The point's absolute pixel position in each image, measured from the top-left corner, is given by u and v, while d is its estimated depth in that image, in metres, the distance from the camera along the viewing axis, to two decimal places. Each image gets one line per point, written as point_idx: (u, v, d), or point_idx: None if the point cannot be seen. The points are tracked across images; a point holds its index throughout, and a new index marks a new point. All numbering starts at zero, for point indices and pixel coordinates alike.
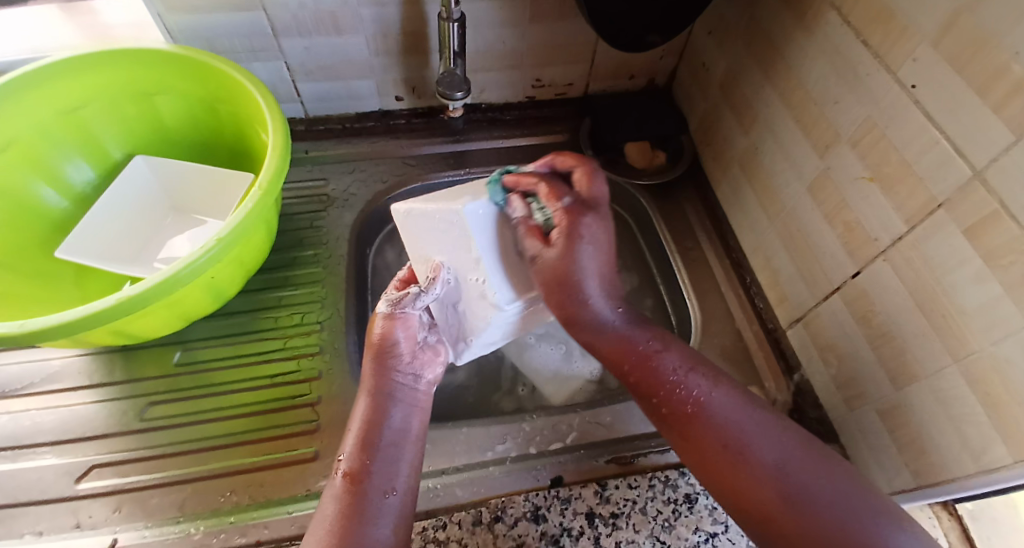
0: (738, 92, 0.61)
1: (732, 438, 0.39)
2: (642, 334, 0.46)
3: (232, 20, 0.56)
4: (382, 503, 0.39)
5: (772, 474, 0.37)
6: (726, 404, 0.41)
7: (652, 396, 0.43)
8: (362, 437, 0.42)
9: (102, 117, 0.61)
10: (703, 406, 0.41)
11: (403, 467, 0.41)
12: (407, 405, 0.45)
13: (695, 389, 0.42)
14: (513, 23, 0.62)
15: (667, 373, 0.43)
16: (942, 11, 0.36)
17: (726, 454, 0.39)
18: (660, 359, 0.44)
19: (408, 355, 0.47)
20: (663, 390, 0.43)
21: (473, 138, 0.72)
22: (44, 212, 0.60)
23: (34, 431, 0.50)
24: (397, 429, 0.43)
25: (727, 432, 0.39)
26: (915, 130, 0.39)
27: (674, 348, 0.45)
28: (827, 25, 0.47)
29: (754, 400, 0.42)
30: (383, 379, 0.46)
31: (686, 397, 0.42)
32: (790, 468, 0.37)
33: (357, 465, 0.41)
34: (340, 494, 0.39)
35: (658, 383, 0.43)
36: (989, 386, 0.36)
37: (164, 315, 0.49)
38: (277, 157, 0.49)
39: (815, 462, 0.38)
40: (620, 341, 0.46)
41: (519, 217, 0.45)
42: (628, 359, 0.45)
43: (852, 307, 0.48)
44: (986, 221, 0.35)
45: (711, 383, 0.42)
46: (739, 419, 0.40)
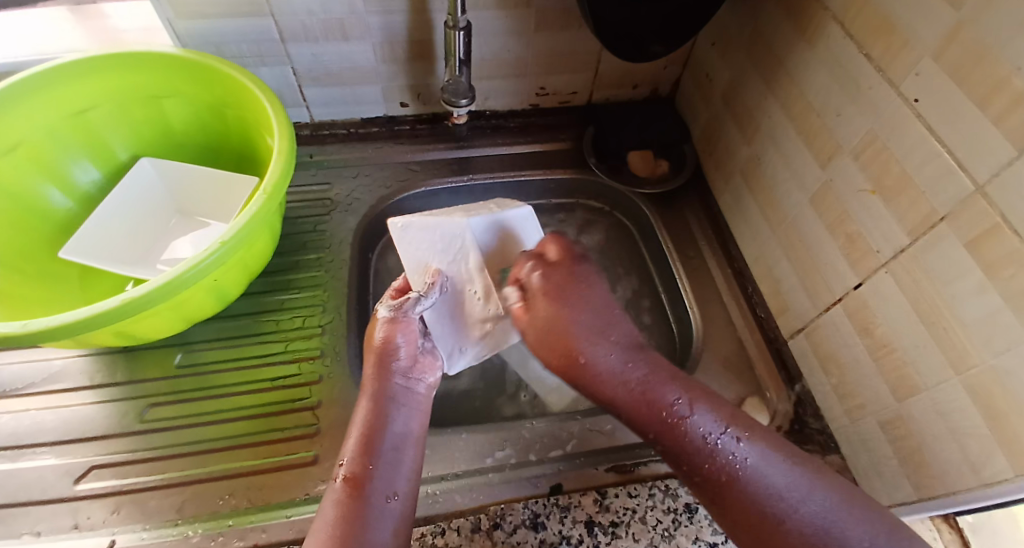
0: (741, 103, 0.61)
1: (775, 504, 0.35)
2: (663, 388, 0.41)
3: (241, 26, 0.57)
4: (383, 508, 0.39)
5: (815, 535, 0.34)
6: (764, 462, 0.37)
7: (679, 463, 0.39)
8: (364, 441, 0.41)
9: (109, 119, 0.61)
10: (736, 471, 0.37)
11: (403, 471, 0.41)
12: (409, 409, 0.44)
13: (730, 455, 0.38)
14: (518, 32, 0.63)
15: (699, 440, 0.39)
16: (944, 26, 0.37)
17: (766, 521, 0.35)
18: (678, 416, 0.40)
19: (407, 366, 0.46)
20: (691, 458, 0.38)
21: (477, 144, 0.72)
22: (50, 213, 0.60)
23: (35, 431, 0.50)
24: (398, 432, 0.42)
25: (765, 497, 0.35)
26: (917, 143, 0.40)
27: (699, 397, 0.41)
28: (829, 38, 0.47)
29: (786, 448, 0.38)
30: (384, 383, 0.44)
31: (721, 462, 0.37)
32: (833, 524, 0.34)
33: (358, 469, 0.40)
34: (340, 499, 0.38)
35: (683, 448, 0.39)
36: (990, 400, 0.36)
37: (167, 317, 0.49)
38: (282, 161, 0.50)
39: (842, 489, 0.36)
40: (636, 396, 0.42)
41: (512, 297, 0.47)
42: (650, 424, 0.41)
43: (854, 318, 0.48)
44: (987, 234, 0.35)
45: (742, 442, 0.38)
46: (778, 481, 0.36)
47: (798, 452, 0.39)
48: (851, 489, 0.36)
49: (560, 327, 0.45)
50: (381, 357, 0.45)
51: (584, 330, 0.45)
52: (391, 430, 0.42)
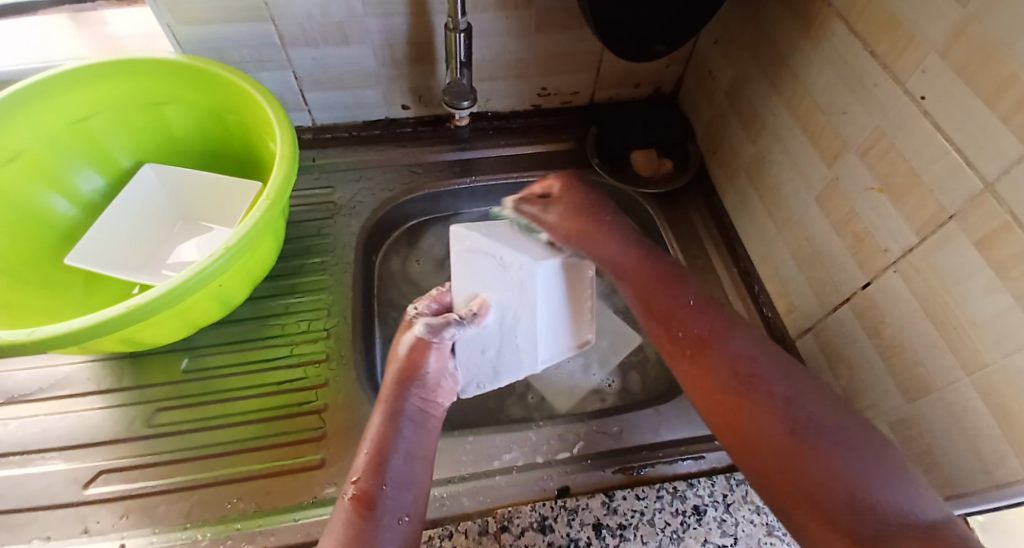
0: (744, 101, 0.61)
1: (745, 381, 0.41)
2: (646, 274, 0.50)
3: (240, 31, 0.57)
4: (391, 528, 0.38)
5: (782, 408, 0.39)
6: (742, 347, 0.43)
7: (668, 328, 0.46)
8: (376, 460, 0.40)
9: (112, 126, 0.61)
10: (714, 336, 0.44)
11: (412, 492, 0.40)
12: (420, 427, 0.44)
13: (705, 329, 0.45)
14: (519, 33, 0.63)
15: (692, 321, 0.45)
16: (949, 22, 0.36)
17: (737, 380, 0.41)
18: (680, 285, 0.49)
19: (424, 387, 0.46)
20: (670, 317, 0.47)
21: (480, 145, 0.72)
22: (54, 220, 0.60)
23: (43, 437, 0.50)
24: (409, 451, 0.42)
25: (745, 366, 0.42)
26: (925, 141, 0.39)
27: (679, 285, 0.48)
28: (833, 35, 0.47)
29: (773, 350, 0.43)
30: (399, 401, 0.44)
31: (700, 326, 0.45)
32: (800, 403, 0.39)
33: (369, 489, 0.39)
34: (349, 516, 0.37)
35: (676, 326, 0.46)
36: (1001, 399, 0.36)
37: (172, 323, 0.49)
38: (284, 167, 0.50)
39: (828, 411, 0.39)
40: (637, 261, 0.51)
41: (530, 211, 0.55)
42: (635, 295, 0.50)
43: (861, 317, 0.47)
44: (996, 232, 0.35)
45: (731, 330, 0.44)
46: (748, 355, 0.43)
47: (781, 352, 0.44)
48: (808, 380, 0.41)
49: (587, 225, 0.53)
50: (402, 375, 0.45)
51: (621, 231, 0.54)
52: (402, 447, 0.42)
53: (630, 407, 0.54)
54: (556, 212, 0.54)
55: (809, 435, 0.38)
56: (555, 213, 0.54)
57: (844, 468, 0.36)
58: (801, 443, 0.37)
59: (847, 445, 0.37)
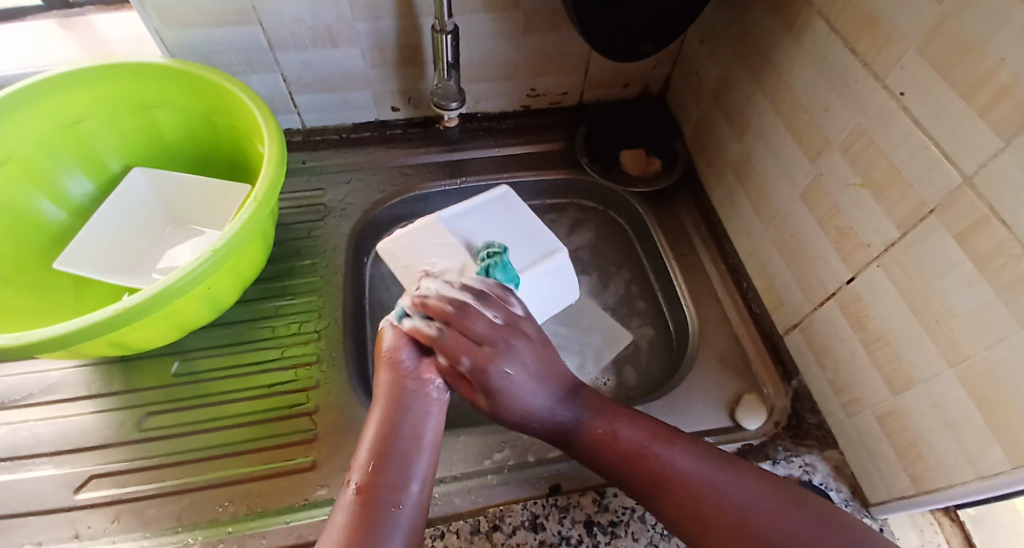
0: (730, 100, 0.62)
1: (713, 501, 0.38)
2: (599, 408, 0.44)
3: (228, 34, 0.57)
4: (396, 519, 0.37)
5: (749, 525, 0.37)
6: (692, 463, 0.40)
7: (619, 471, 0.42)
8: (376, 448, 0.40)
9: (100, 130, 0.61)
10: (668, 471, 0.40)
11: (415, 480, 0.40)
12: (421, 411, 0.43)
13: (658, 455, 0.41)
14: (507, 34, 0.63)
15: (630, 444, 0.42)
16: (926, 19, 0.37)
17: (702, 511, 0.38)
18: (618, 434, 0.42)
19: (416, 371, 0.44)
20: (629, 463, 0.41)
21: (470, 146, 0.72)
22: (42, 225, 0.60)
23: (34, 442, 0.50)
24: (410, 438, 0.41)
25: (699, 493, 0.39)
26: (905, 136, 0.40)
27: (623, 415, 0.44)
28: (815, 33, 0.48)
29: (715, 452, 0.42)
30: (396, 388, 0.44)
31: (649, 463, 0.41)
32: (764, 515, 0.37)
33: (368, 477, 0.39)
34: (351, 510, 0.37)
35: (619, 454, 0.42)
36: (983, 390, 0.36)
37: (161, 326, 0.49)
38: (272, 168, 0.50)
39: (778, 499, 0.38)
40: (574, 423, 0.44)
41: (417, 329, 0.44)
42: (584, 438, 0.43)
43: (847, 311, 0.48)
44: (976, 225, 0.35)
45: (669, 446, 0.41)
46: (704, 473, 0.40)
47: (725, 452, 0.42)
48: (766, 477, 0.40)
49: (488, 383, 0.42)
50: (392, 362, 0.45)
51: (522, 387, 0.43)
52: (402, 436, 0.41)
53: None
54: (462, 364, 0.42)
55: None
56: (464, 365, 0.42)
57: None
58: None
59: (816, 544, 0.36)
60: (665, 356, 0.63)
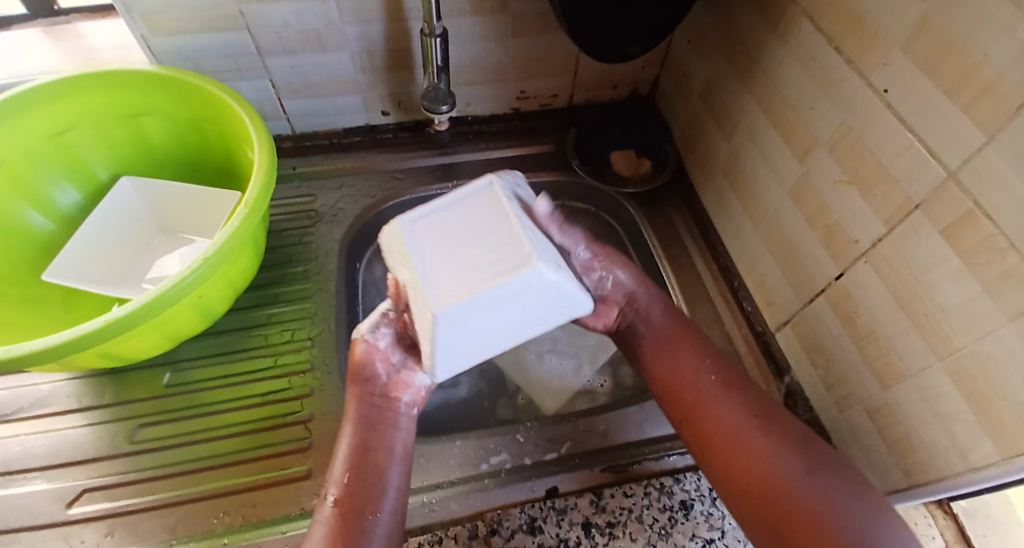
0: (719, 99, 0.62)
1: (736, 439, 0.43)
2: (672, 330, 0.50)
3: (215, 40, 0.56)
4: (378, 528, 0.39)
5: (770, 459, 0.41)
6: (737, 402, 0.45)
7: (670, 382, 0.48)
8: (348, 466, 0.41)
9: (87, 139, 0.60)
10: (713, 397, 0.46)
11: (391, 490, 0.41)
12: (389, 425, 0.44)
13: (708, 388, 0.46)
14: (496, 37, 0.63)
15: (683, 373, 0.48)
16: (910, 17, 0.37)
17: (731, 436, 0.43)
18: (678, 355, 0.49)
19: (386, 389, 0.45)
20: (681, 381, 0.47)
21: (460, 150, 0.72)
22: (30, 236, 0.59)
23: (25, 456, 0.49)
24: (381, 453, 0.42)
25: (733, 425, 0.44)
26: (891, 134, 0.40)
27: (692, 344, 0.49)
28: (801, 33, 0.48)
29: (763, 403, 0.45)
30: (364, 405, 0.44)
31: (698, 387, 0.47)
32: (788, 457, 0.41)
33: (345, 494, 0.40)
34: (330, 525, 0.38)
35: (670, 376, 0.48)
36: (973, 383, 0.37)
37: (153, 336, 0.49)
38: (262, 174, 0.50)
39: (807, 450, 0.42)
40: (653, 330, 0.51)
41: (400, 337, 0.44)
42: (654, 352, 0.50)
43: (837, 308, 0.48)
44: (962, 221, 0.36)
45: (722, 383, 0.46)
46: (738, 420, 0.44)
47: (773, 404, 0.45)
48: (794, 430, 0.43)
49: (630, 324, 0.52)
50: (360, 376, 0.45)
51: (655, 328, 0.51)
52: (375, 449, 0.42)
53: (617, 406, 0.55)
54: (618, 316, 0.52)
55: (786, 493, 0.40)
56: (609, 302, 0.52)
57: (818, 508, 0.38)
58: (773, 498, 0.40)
59: (818, 495, 0.39)
60: None
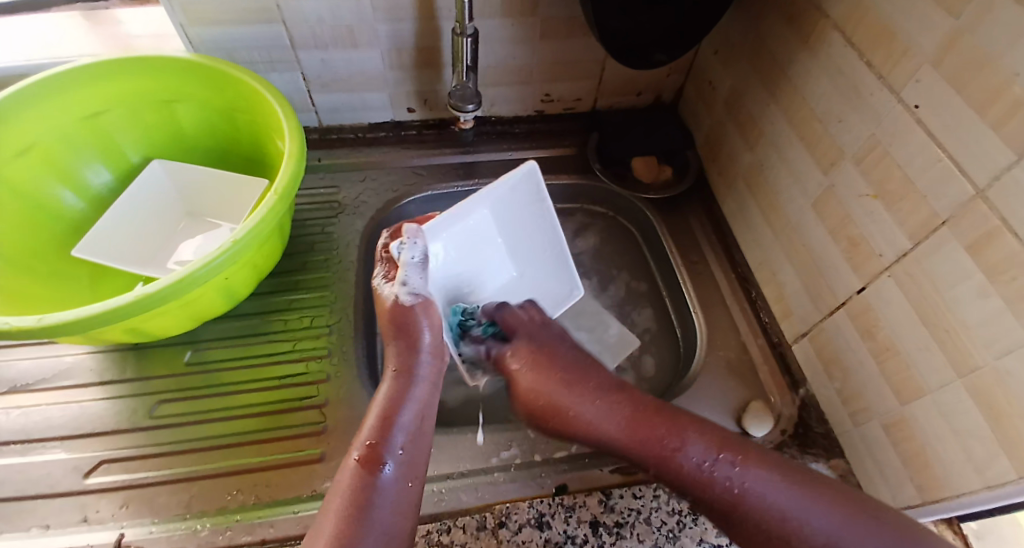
0: (744, 109, 0.62)
1: (784, 522, 0.37)
2: (650, 430, 0.43)
3: (252, 31, 0.58)
4: (395, 489, 0.39)
5: (832, 546, 0.35)
6: (764, 487, 0.38)
7: (692, 492, 0.40)
8: (382, 419, 0.43)
9: (121, 123, 0.62)
10: (747, 491, 0.38)
11: (416, 454, 0.42)
12: (427, 384, 0.47)
13: (728, 479, 0.39)
14: (524, 40, 0.64)
15: (694, 465, 0.40)
16: (941, 33, 0.38)
17: (782, 527, 0.37)
18: (680, 453, 0.41)
19: (433, 349, 0.49)
20: (702, 489, 0.40)
21: (483, 149, 0.73)
22: (61, 213, 0.61)
23: (45, 426, 0.50)
24: (413, 409, 0.44)
25: (776, 518, 0.37)
26: (918, 148, 0.40)
27: (684, 427, 0.43)
28: (830, 45, 0.48)
29: (791, 471, 0.39)
30: (409, 358, 0.48)
31: (722, 487, 0.39)
32: (845, 537, 0.35)
33: (374, 450, 0.40)
34: (356, 472, 0.39)
35: (687, 474, 0.40)
36: (992, 400, 0.37)
37: (178, 315, 0.50)
38: (293, 162, 0.51)
39: (857, 511, 0.36)
40: (632, 425, 0.44)
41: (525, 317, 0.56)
42: (648, 456, 0.43)
43: (856, 321, 0.48)
44: (987, 237, 0.36)
45: (741, 468, 0.39)
46: (783, 502, 0.37)
47: (812, 476, 0.39)
48: (815, 478, 0.39)
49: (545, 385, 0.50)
50: (409, 341, 0.48)
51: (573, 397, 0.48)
52: (406, 408, 0.44)
53: None
54: (525, 376, 0.51)
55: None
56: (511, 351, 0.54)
57: None
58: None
59: None
60: (671, 363, 0.63)
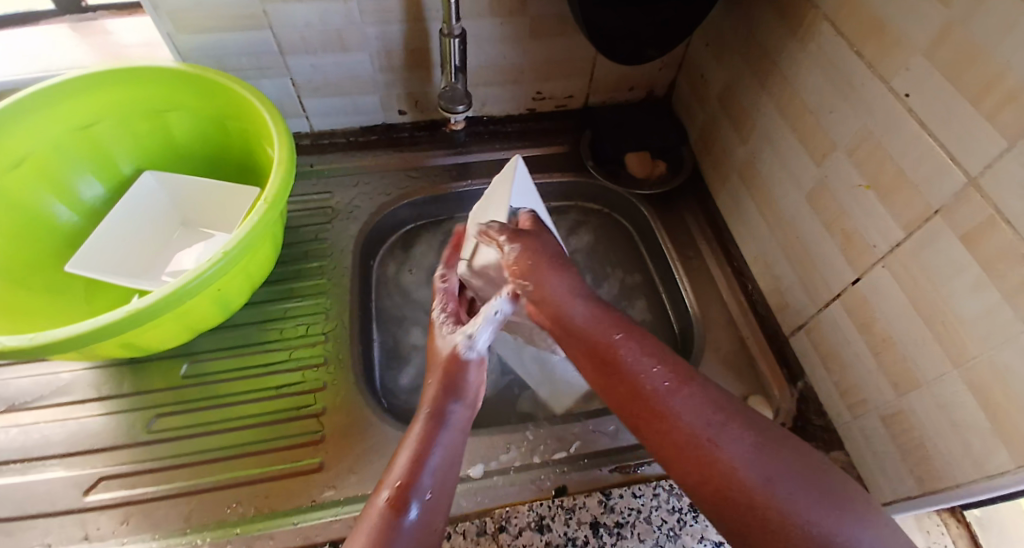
0: (736, 102, 0.62)
1: (702, 439, 0.36)
2: (607, 327, 0.43)
3: (239, 38, 0.57)
4: (417, 538, 0.37)
5: (742, 471, 0.34)
6: (688, 405, 0.37)
7: (615, 392, 0.40)
8: (413, 464, 0.40)
9: (112, 134, 0.62)
10: (670, 400, 0.38)
11: (443, 502, 0.40)
12: (458, 435, 0.44)
13: (658, 385, 0.39)
14: (514, 39, 0.63)
15: (636, 373, 0.40)
16: (933, 22, 0.37)
17: (699, 445, 0.35)
18: (624, 351, 0.41)
19: (466, 398, 0.46)
20: (626, 383, 0.40)
21: (474, 150, 0.73)
22: (54, 228, 0.60)
23: (45, 444, 0.50)
24: (449, 455, 0.42)
25: (693, 436, 0.36)
26: (911, 139, 0.40)
27: (637, 341, 0.42)
28: (821, 36, 0.48)
29: (717, 395, 0.38)
30: (444, 401, 0.45)
31: (646, 390, 0.39)
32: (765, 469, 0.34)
33: (403, 492, 0.38)
34: (383, 516, 0.37)
35: (624, 370, 0.40)
36: (989, 392, 0.36)
37: (172, 327, 0.50)
38: (283, 170, 0.50)
39: (791, 458, 0.35)
40: (588, 321, 0.43)
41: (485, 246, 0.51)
42: (589, 352, 0.42)
43: (853, 315, 0.48)
44: (981, 228, 0.35)
45: (672, 383, 0.39)
46: (700, 421, 0.36)
47: (770, 431, 0.36)
48: (771, 432, 0.36)
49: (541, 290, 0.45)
50: (445, 383, 0.46)
51: (557, 283, 0.45)
52: (444, 453, 0.42)
53: None
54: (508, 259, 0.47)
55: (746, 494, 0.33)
56: (503, 249, 0.47)
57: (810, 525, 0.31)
58: (729, 502, 0.33)
59: (808, 510, 0.32)
60: None
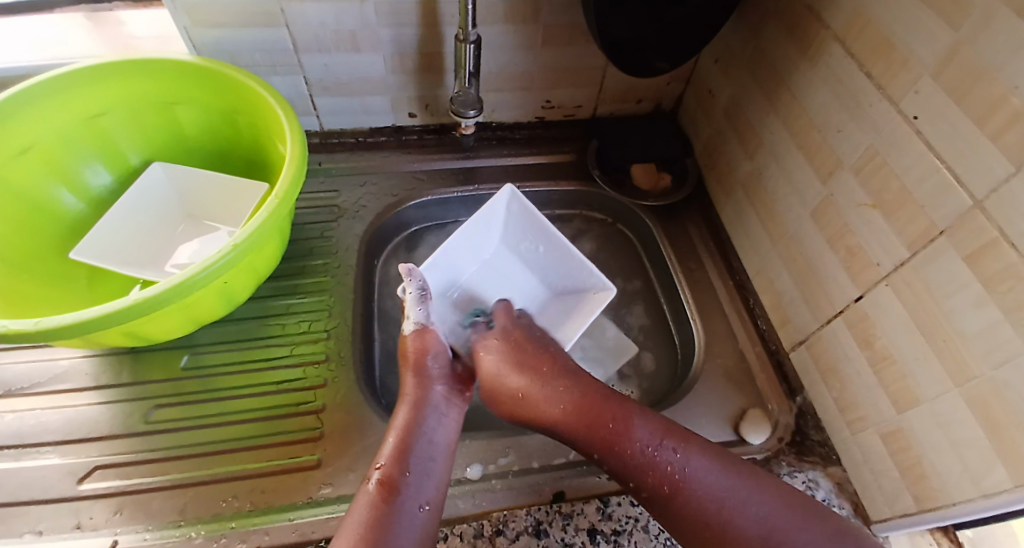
0: (743, 117, 0.63)
1: (719, 507, 0.39)
2: (601, 414, 0.45)
3: (254, 35, 0.58)
4: (412, 514, 0.39)
5: (759, 533, 0.38)
6: (700, 470, 0.41)
7: (630, 480, 0.43)
8: (398, 447, 0.42)
9: (120, 124, 0.62)
10: (682, 480, 0.41)
11: (431, 480, 0.41)
12: (442, 415, 0.46)
13: (670, 467, 0.41)
14: (527, 47, 0.64)
15: (641, 447, 0.42)
16: (941, 45, 0.38)
17: (718, 515, 0.39)
18: (631, 433, 0.43)
19: (443, 377, 0.49)
20: (642, 473, 0.42)
21: (483, 155, 0.73)
22: (59, 215, 0.60)
23: (39, 430, 0.50)
24: (431, 442, 0.43)
25: (712, 503, 0.40)
26: (917, 159, 0.41)
27: (634, 415, 0.44)
28: (830, 56, 0.49)
29: (727, 458, 0.42)
30: (421, 387, 0.47)
31: (662, 473, 0.41)
32: (778, 530, 0.38)
33: (392, 474, 0.40)
34: (373, 498, 0.38)
35: (631, 455, 0.42)
36: (989, 411, 0.37)
37: (177, 317, 0.49)
38: (295, 166, 0.50)
39: (792, 511, 0.39)
40: (580, 405, 0.46)
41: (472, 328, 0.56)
42: (594, 441, 0.44)
43: (855, 331, 0.48)
44: (985, 248, 0.36)
45: (683, 455, 0.42)
46: (719, 485, 0.40)
47: (725, 452, 0.43)
48: (758, 471, 0.42)
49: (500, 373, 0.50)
50: (416, 366, 0.48)
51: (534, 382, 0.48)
52: (425, 435, 0.44)
53: None
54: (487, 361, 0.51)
55: None
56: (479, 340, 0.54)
57: None
58: None
59: None
60: (669, 370, 0.63)
